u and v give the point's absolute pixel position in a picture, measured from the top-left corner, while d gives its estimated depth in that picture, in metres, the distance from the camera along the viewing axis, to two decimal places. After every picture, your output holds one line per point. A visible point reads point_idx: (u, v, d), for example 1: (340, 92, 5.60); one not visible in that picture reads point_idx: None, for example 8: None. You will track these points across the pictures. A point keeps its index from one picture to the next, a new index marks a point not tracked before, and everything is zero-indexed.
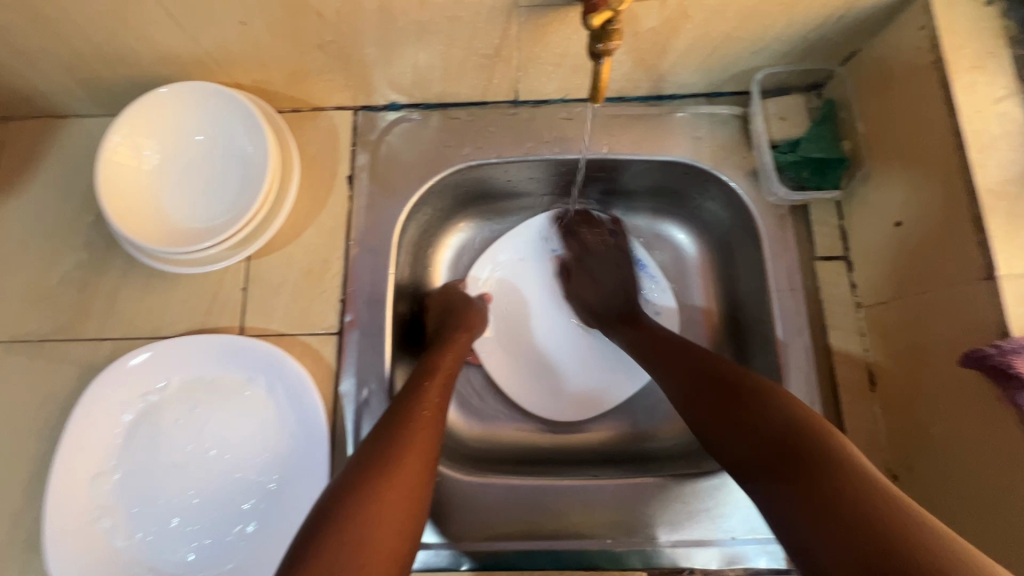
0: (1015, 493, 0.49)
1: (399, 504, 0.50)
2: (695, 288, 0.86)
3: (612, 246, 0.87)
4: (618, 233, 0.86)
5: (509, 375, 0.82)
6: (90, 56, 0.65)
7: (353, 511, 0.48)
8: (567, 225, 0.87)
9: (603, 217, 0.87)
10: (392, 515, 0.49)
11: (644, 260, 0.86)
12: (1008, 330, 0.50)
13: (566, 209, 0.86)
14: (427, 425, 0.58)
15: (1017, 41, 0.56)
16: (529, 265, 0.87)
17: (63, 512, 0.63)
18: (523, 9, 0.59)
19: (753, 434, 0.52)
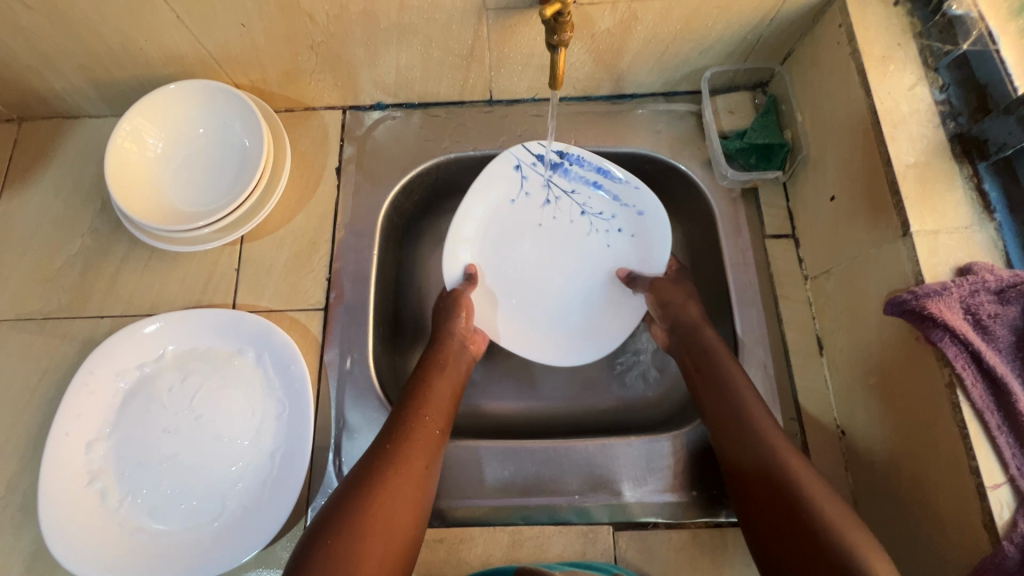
0: (939, 426, 0.54)
1: (378, 550, 0.54)
2: None
3: (566, 170, 0.82)
4: (566, 152, 0.80)
5: (515, 330, 0.82)
6: (105, 57, 0.72)
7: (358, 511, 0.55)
8: (515, 167, 0.81)
9: (547, 145, 0.80)
10: (383, 539, 0.54)
11: (603, 167, 0.80)
12: (922, 278, 0.56)
13: (506, 155, 0.80)
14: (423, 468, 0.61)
15: (922, 34, 0.64)
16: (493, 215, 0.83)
17: (59, 473, 0.67)
18: (492, 11, 0.67)
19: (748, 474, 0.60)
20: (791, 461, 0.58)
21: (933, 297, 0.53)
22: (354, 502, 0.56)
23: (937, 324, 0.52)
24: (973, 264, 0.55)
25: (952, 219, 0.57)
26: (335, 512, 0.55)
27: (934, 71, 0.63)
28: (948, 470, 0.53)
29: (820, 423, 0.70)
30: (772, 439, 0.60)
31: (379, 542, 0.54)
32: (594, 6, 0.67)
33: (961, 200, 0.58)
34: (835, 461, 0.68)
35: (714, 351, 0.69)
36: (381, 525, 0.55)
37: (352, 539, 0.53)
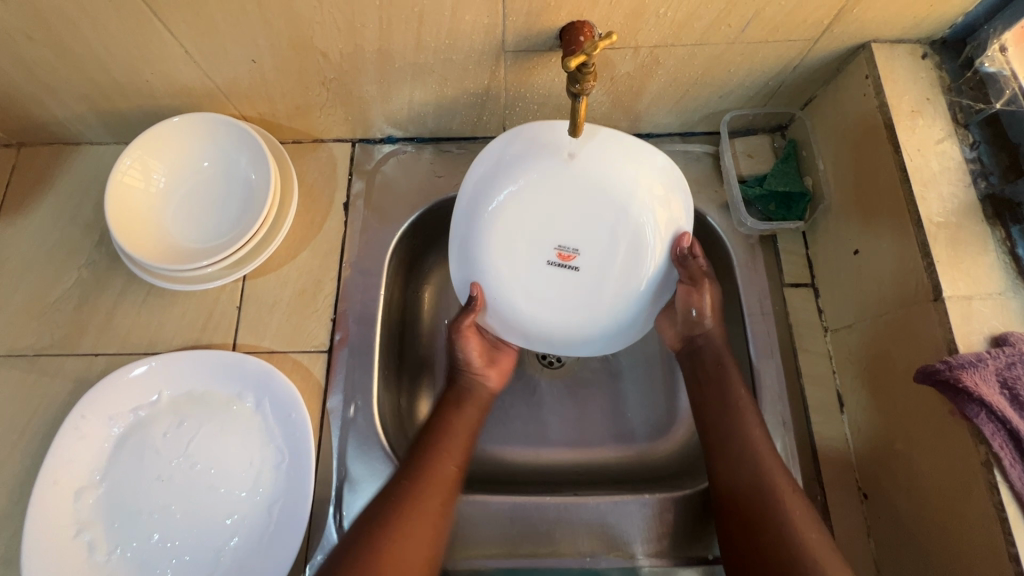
0: (974, 505, 0.52)
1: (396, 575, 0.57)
2: None
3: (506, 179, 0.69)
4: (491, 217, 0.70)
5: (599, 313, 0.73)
6: (109, 88, 0.70)
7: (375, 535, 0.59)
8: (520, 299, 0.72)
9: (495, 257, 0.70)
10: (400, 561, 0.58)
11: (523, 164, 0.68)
12: (955, 347, 0.54)
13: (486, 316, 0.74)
14: (435, 508, 0.62)
15: (951, 90, 0.63)
16: (554, 331, 0.73)
17: (46, 524, 0.64)
18: (511, 53, 0.65)
19: (738, 493, 0.62)
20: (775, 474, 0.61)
21: (969, 369, 0.51)
22: (361, 546, 0.58)
23: (973, 398, 0.50)
24: (1008, 334, 0.53)
25: (985, 285, 0.56)
26: (355, 534, 0.60)
27: (964, 127, 0.62)
28: (982, 551, 0.51)
29: (842, 485, 0.67)
30: (762, 459, 0.62)
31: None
32: (616, 51, 0.65)
33: (994, 264, 0.56)
34: (857, 527, 0.65)
35: (727, 376, 0.69)
36: (387, 568, 0.57)
37: (368, 561, 0.57)
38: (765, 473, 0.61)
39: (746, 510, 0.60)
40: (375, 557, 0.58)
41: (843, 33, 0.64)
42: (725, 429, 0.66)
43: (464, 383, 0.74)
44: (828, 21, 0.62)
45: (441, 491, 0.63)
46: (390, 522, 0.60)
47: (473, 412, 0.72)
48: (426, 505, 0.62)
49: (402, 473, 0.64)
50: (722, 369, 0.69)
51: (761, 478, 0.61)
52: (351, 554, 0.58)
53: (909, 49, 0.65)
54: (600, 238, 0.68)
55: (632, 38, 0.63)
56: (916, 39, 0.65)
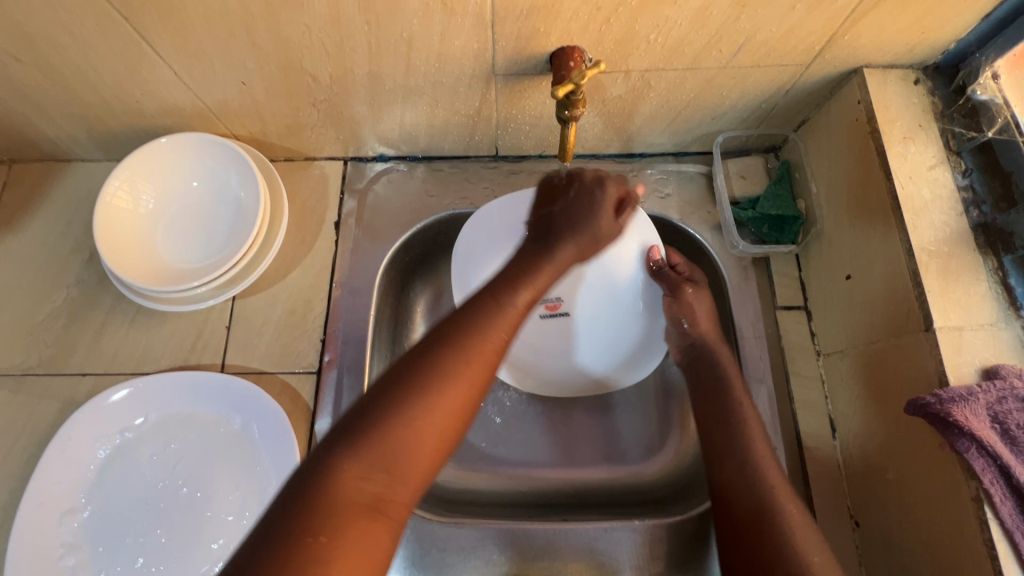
0: (964, 540, 0.51)
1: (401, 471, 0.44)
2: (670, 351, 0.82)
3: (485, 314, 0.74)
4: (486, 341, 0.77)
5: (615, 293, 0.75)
6: (99, 109, 0.70)
7: (381, 414, 0.44)
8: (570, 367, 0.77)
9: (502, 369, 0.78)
10: (404, 458, 0.44)
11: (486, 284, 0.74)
12: (946, 380, 0.53)
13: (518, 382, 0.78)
14: (492, 355, 0.50)
15: (944, 117, 0.63)
16: (560, 376, 0.77)
17: (29, 548, 0.63)
18: (501, 77, 0.65)
19: (737, 514, 0.59)
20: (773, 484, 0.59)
21: (959, 403, 0.50)
22: (427, 349, 0.48)
23: (963, 433, 0.50)
24: (999, 367, 0.53)
25: (976, 316, 0.55)
26: (365, 402, 0.46)
27: (957, 155, 0.61)
28: None
29: (833, 513, 0.66)
30: (761, 467, 0.60)
31: (422, 422, 0.45)
32: (607, 75, 0.65)
33: (986, 294, 0.56)
34: (849, 556, 0.64)
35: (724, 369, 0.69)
36: (437, 371, 0.46)
37: (365, 447, 0.43)
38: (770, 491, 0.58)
39: (750, 536, 0.57)
40: (443, 365, 0.47)
41: (834, 59, 0.64)
42: (728, 443, 0.63)
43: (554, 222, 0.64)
44: (819, 46, 0.61)
45: (502, 331, 0.51)
46: (454, 329, 0.50)
47: (565, 257, 0.61)
48: (490, 326, 0.51)
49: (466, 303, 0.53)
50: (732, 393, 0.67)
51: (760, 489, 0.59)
52: (369, 396, 0.46)
53: (901, 75, 0.65)
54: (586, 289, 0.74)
55: (623, 62, 0.63)
56: (909, 64, 0.64)
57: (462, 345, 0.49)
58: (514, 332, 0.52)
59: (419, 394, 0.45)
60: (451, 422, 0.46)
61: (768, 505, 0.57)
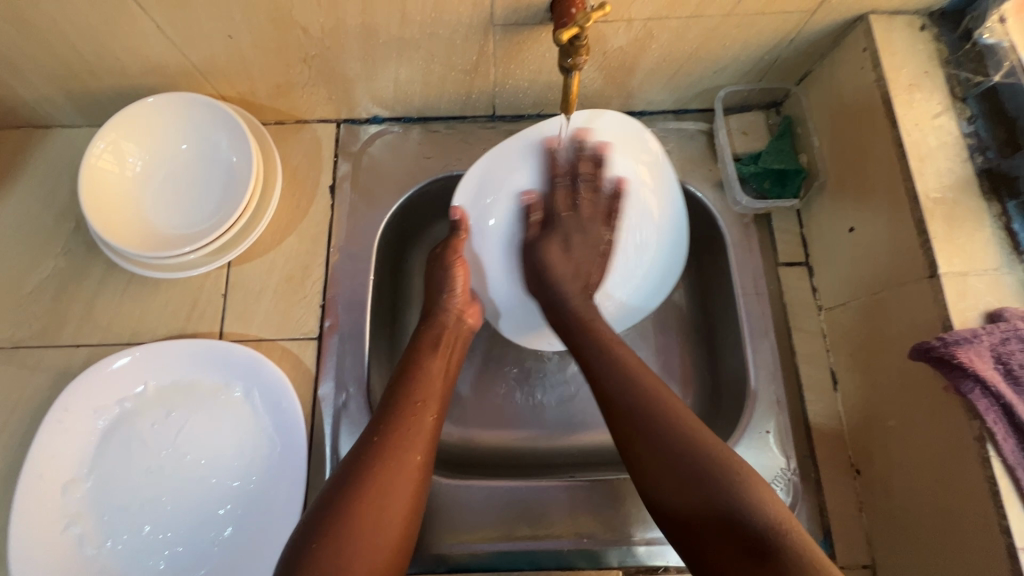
0: (967, 479, 0.52)
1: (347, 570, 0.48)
2: (670, 314, 0.83)
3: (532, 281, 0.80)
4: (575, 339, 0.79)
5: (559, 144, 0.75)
6: (77, 67, 0.67)
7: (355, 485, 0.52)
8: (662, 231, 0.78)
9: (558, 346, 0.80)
10: (378, 522, 0.51)
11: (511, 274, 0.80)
12: (951, 323, 0.54)
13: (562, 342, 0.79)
14: (417, 470, 0.56)
15: (949, 62, 0.62)
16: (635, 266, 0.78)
17: (32, 518, 0.62)
18: (499, 27, 0.63)
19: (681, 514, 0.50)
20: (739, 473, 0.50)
21: (963, 345, 0.51)
22: (368, 461, 0.54)
23: (967, 374, 0.51)
24: (1003, 310, 0.53)
25: (980, 261, 0.55)
26: (352, 471, 0.54)
27: (962, 101, 0.61)
28: (974, 524, 0.52)
29: (835, 461, 0.67)
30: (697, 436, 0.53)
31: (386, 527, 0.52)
32: (608, 24, 0.63)
33: (989, 239, 0.56)
34: (850, 502, 0.66)
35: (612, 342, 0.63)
36: (385, 478, 0.53)
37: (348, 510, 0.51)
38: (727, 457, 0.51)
39: (686, 495, 0.50)
40: (379, 478, 0.53)
41: (840, 5, 0.62)
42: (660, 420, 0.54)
43: (444, 318, 0.69)
44: None
45: (425, 442, 0.58)
46: (383, 440, 0.56)
47: (449, 354, 0.67)
48: (411, 440, 0.57)
49: (386, 414, 0.58)
50: (635, 371, 0.59)
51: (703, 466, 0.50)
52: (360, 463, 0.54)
53: (907, 21, 0.64)
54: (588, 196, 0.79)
55: (625, 10, 0.61)
56: (914, 10, 0.63)
57: (396, 449, 0.56)
58: (432, 438, 0.59)
59: (361, 469, 0.54)
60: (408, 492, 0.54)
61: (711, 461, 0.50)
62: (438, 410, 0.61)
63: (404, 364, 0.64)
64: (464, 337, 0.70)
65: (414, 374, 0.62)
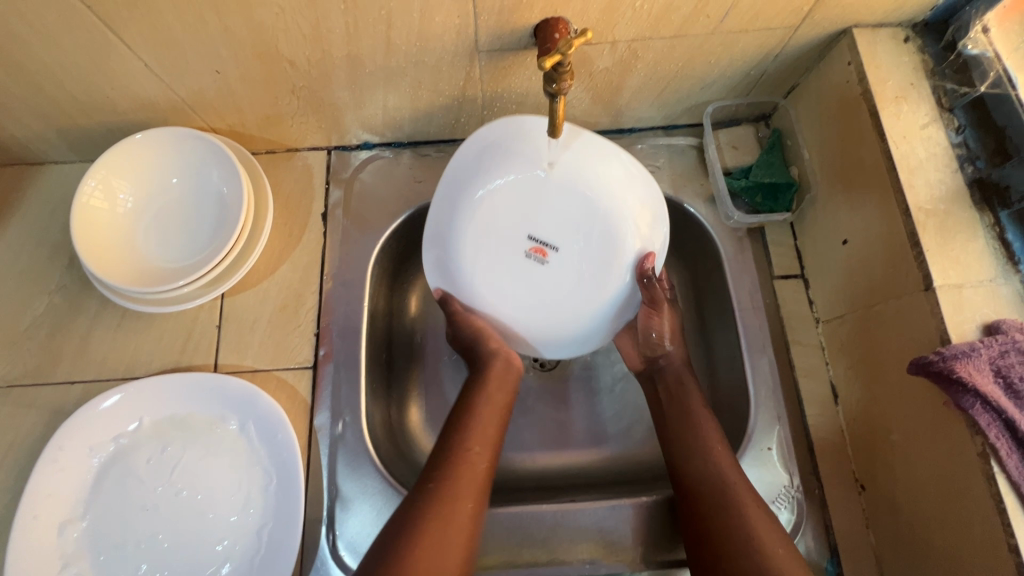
0: (972, 496, 0.52)
1: None
2: None
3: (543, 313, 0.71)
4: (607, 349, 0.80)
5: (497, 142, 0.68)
6: (68, 106, 0.67)
7: (414, 537, 0.53)
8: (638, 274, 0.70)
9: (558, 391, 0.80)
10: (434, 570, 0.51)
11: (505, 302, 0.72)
12: (948, 337, 0.53)
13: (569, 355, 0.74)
14: (466, 519, 0.56)
15: (934, 74, 0.62)
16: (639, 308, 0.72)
17: (27, 559, 0.62)
18: (484, 53, 0.63)
19: (688, 490, 0.61)
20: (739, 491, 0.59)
21: (962, 359, 0.50)
22: (421, 509, 0.55)
23: (967, 390, 0.50)
24: (1001, 322, 0.52)
25: (975, 272, 0.55)
26: (409, 517, 0.55)
27: (949, 112, 0.61)
28: (982, 545, 0.51)
29: (839, 477, 0.66)
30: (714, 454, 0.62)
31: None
32: (593, 46, 0.63)
33: (983, 249, 0.56)
34: (856, 519, 0.65)
35: (693, 412, 0.66)
36: (436, 528, 0.54)
37: (406, 555, 0.52)
38: (724, 483, 0.59)
39: (705, 507, 0.59)
40: (430, 532, 0.53)
41: (823, 19, 0.62)
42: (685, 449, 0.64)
43: (488, 366, 0.68)
44: (807, 8, 0.60)
45: (473, 492, 0.58)
46: (436, 489, 0.57)
47: (500, 403, 0.66)
48: (461, 489, 0.57)
49: (438, 463, 0.59)
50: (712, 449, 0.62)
51: (720, 482, 0.59)
52: (415, 514, 0.55)
53: (891, 33, 0.64)
54: (562, 200, 0.68)
55: (609, 32, 0.61)
56: (897, 22, 0.64)
57: (449, 498, 0.56)
58: (481, 486, 0.59)
59: (416, 521, 0.54)
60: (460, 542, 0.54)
61: (715, 490, 0.59)
62: (489, 459, 0.61)
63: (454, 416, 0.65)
64: (511, 384, 0.69)
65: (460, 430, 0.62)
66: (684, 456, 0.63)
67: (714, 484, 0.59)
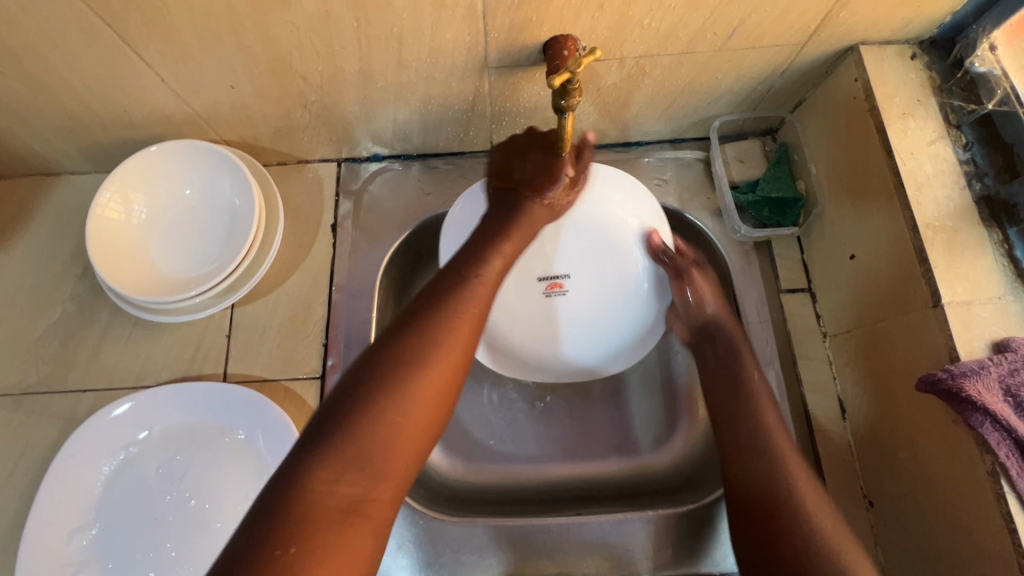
0: (982, 516, 0.51)
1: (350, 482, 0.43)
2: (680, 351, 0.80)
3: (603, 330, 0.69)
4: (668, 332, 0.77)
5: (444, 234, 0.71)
6: (86, 119, 0.69)
7: (376, 374, 0.47)
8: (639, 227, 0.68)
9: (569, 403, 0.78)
10: (383, 441, 0.45)
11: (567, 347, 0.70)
12: (957, 355, 0.53)
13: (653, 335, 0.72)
14: (423, 407, 0.48)
15: (942, 91, 0.63)
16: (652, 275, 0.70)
17: (37, 567, 0.62)
18: (494, 69, 0.64)
19: (743, 500, 0.60)
20: (806, 500, 0.57)
21: (971, 377, 0.50)
22: (386, 355, 0.49)
23: (977, 408, 0.50)
24: (1010, 340, 0.52)
25: (983, 289, 0.55)
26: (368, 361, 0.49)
27: (956, 128, 0.61)
28: (992, 566, 0.51)
29: (847, 493, 0.66)
30: (784, 467, 0.60)
31: (402, 436, 0.46)
32: (601, 63, 0.64)
33: (991, 266, 0.56)
34: (864, 536, 0.64)
35: (755, 399, 0.65)
36: (391, 392, 0.47)
37: (367, 387, 0.47)
38: (793, 493, 0.58)
39: (767, 520, 0.57)
40: (383, 372, 0.48)
41: (831, 36, 0.63)
42: (750, 454, 0.62)
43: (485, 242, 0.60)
44: (814, 25, 0.61)
45: (439, 369, 0.50)
46: (409, 338, 0.50)
47: (517, 245, 0.61)
48: (422, 369, 0.49)
49: (404, 329, 0.51)
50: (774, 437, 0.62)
51: (783, 494, 0.58)
52: (375, 363, 0.48)
53: (897, 50, 0.64)
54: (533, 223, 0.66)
55: (617, 49, 0.62)
56: (904, 39, 0.64)
57: (418, 345, 0.50)
58: (446, 376, 0.50)
59: (378, 369, 0.48)
60: (419, 428, 0.47)
61: (786, 502, 0.57)
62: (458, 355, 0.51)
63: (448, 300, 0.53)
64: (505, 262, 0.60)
65: (460, 306, 0.53)
66: (748, 467, 0.61)
67: (785, 491, 0.58)
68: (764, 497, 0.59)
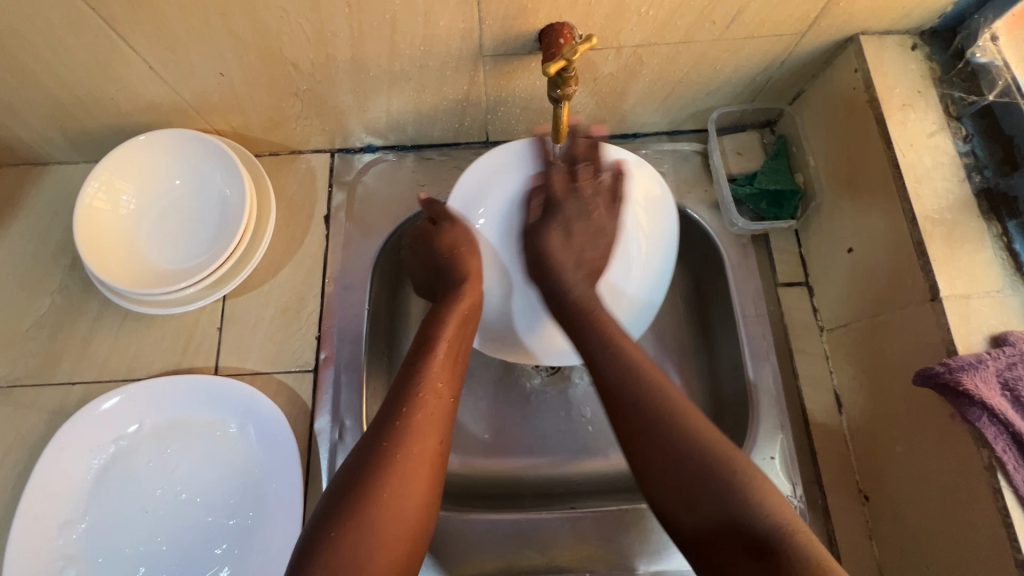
0: (978, 511, 0.51)
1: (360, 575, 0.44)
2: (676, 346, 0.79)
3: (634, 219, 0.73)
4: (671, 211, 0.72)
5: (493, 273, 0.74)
6: (73, 107, 0.67)
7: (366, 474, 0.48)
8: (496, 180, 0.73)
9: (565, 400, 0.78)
10: (382, 534, 0.46)
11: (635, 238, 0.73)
12: (954, 349, 0.53)
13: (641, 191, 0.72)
14: (415, 492, 0.48)
15: (942, 82, 0.62)
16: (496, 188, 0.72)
17: (25, 561, 0.61)
18: (489, 58, 0.63)
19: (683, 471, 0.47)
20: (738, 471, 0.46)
21: (968, 371, 0.50)
22: (374, 453, 0.49)
23: (974, 402, 0.49)
24: (1009, 334, 0.52)
25: (982, 283, 0.54)
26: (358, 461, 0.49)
27: (957, 120, 0.61)
28: (988, 561, 0.50)
29: (842, 488, 0.65)
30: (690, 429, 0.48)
31: (397, 511, 0.47)
32: (598, 52, 0.63)
33: (990, 259, 0.55)
34: (860, 530, 0.64)
35: (643, 370, 0.53)
36: (383, 486, 0.47)
37: (361, 488, 0.47)
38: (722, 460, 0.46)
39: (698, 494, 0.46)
40: (372, 478, 0.47)
41: (830, 26, 0.62)
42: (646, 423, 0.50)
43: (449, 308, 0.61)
44: (814, 14, 0.60)
45: (425, 449, 0.50)
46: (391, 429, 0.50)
47: (466, 307, 0.62)
48: (409, 456, 0.49)
49: (385, 416, 0.51)
50: (639, 367, 0.54)
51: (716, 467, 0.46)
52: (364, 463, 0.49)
53: (898, 40, 0.64)
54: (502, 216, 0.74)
55: (614, 38, 0.61)
56: (905, 30, 0.63)
57: (401, 435, 0.50)
58: (432, 457, 0.51)
59: (367, 468, 0.48)
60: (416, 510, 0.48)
61: (716, 471, 0.46)
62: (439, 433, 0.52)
63: (401, 383, 0.54)
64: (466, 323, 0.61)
65: (424, 386, 0.53)
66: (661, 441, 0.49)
67: (703, 455, 0.47)
68: (695, 468, 0.46)
